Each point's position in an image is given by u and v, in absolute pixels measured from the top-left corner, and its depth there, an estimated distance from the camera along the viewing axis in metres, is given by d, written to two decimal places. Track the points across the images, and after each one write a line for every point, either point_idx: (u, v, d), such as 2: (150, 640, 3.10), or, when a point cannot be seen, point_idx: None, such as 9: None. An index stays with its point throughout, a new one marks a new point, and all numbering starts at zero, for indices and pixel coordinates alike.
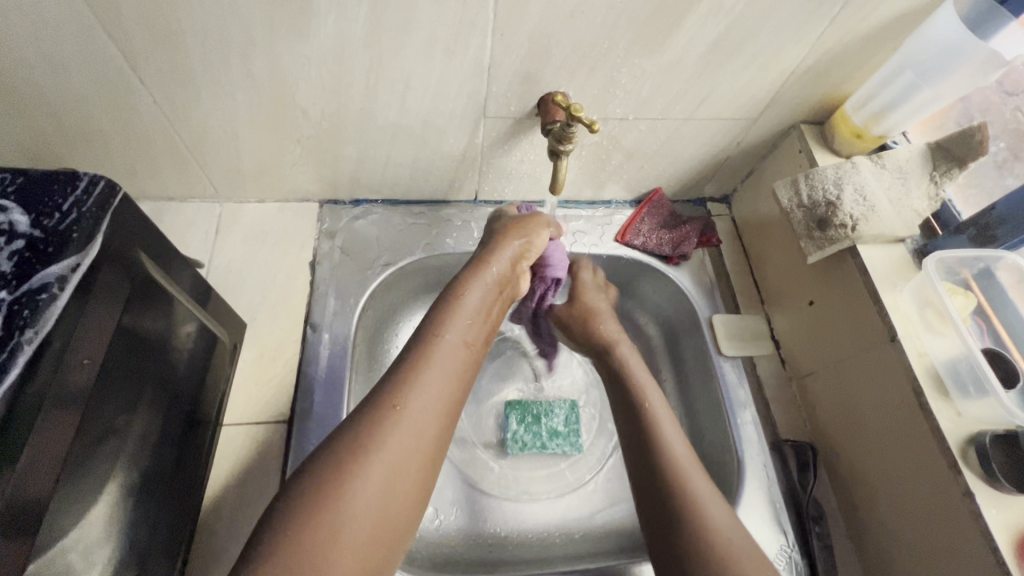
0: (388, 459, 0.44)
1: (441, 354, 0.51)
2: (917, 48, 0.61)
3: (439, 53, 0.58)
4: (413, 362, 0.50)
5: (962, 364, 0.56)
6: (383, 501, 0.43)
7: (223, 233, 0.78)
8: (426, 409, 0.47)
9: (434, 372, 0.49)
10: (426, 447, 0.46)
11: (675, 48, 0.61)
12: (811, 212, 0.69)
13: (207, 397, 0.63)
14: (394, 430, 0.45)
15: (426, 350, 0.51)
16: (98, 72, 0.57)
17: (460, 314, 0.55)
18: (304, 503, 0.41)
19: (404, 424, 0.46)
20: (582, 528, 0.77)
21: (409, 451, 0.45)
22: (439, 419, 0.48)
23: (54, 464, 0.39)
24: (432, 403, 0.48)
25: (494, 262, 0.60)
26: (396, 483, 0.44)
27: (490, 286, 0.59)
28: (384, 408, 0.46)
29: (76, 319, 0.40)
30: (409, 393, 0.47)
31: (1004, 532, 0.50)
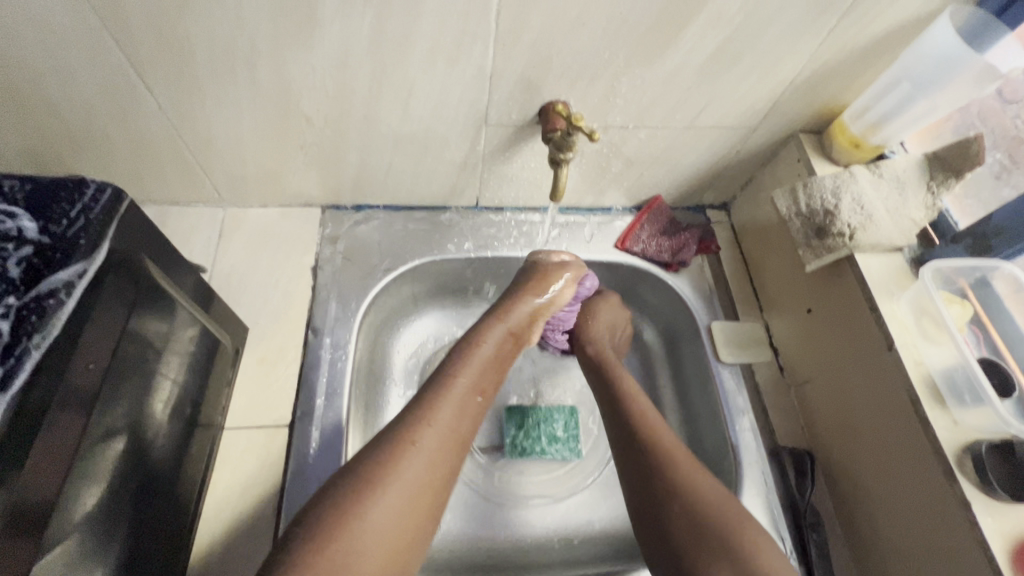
0: (405, 489, 0.48)
1: (456, 394, 0.55)
2: (912, 61, 0.61)
3: (442, 62, 0.59)
4: (432, 400, 0.53)
5: (959, 373, 0.57)
6: (402, 524, 0.47)
7: (226, 238, 0.78)
8: (441, 443, 0.51)
9: (448, 412, 0.53)
10: (434, 479, 0.50)
11: (675, 58, 0.61)
12: (809, 220, 0.70)
13: (209, 401, 0.63)
14: (411, 457, 0.49)
15: (443, 387, 0.55)
16: (106, 77, 0.57)
17: (479, 355, 0.59)
18: (321, 531, 0.44)
19: (420, 455, 0.49)
20: (581, 533, 0.77)
21: (417, 490, 0.48)
22: (449, 455, 0.52)
23: (60, 463, 0.40)
24: (446, 443, 0.52)
25: (510, 315, 0.64)
26: (408, 516, 0.47)
27: (506, 335, 0.63)
28: (400, 442, 0.49)
29: (84, 322, 0.41)
30: (426, 429, 0.51)
31: (1000, 539, 0.51)
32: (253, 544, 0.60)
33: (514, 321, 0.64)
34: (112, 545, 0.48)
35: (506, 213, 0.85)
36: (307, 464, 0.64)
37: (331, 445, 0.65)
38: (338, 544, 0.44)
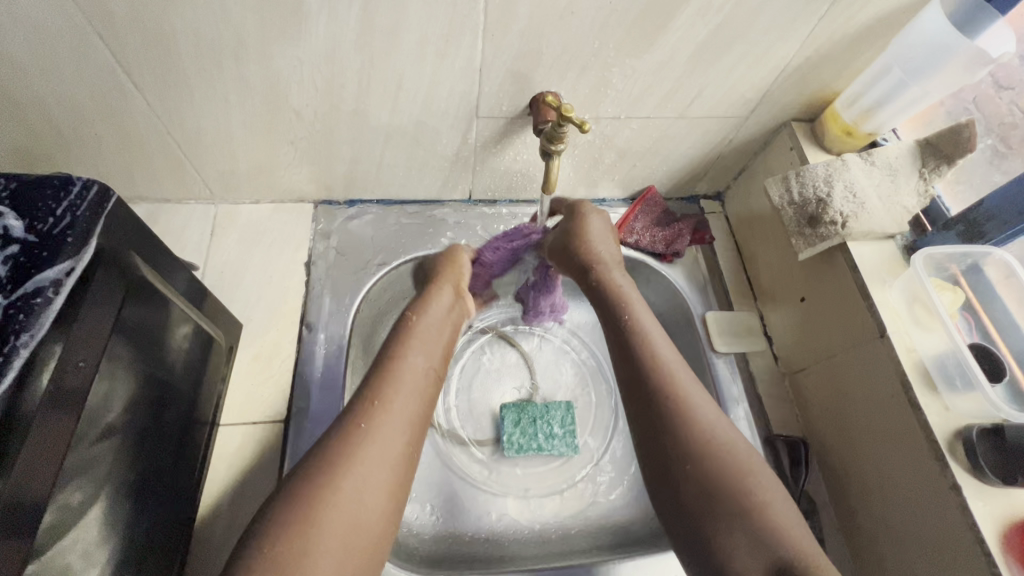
0: (360, 476, 0.45)
1: (406, 372, 0.53)
2: (904, 46, 0.61)
3: (431, 55, 0.59)
4: (384, 383, 0.51)
5: (950, 359, 0.57)
6: (371, 505, 0.45)
7: (219, 235, 0.78)
8: (397, 426, 0.49)
9: (404, 400, 0.51)
10: (395, 459, 0.48)
11: (666, 47, 0.61)
12: (802, 209, 0.70)
13: (204, 396, 0.63)
14: (365, 442, 0.47)
15: (390, 372, 0.52)
16: (91, 72, 0.56)
17: (426, 336, 0.57)
18: (286, 522, 0.42)
19: (375, 438, 0.47)
20: (578, 524, 0.78)
21: (377, 473, 0.46)
22: (407, 434, 0.50)
23: (53, 454, 0.40)
24: (404, 424, 0.50)
25: (442, 289, 0.63)
26: (370, 502, 0.45)
27: (445, 310, 0.61)
28: (351, 427, 0.48)
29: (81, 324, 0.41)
30: (376, 411, 0.49)
31: (991, 524, 0.51)
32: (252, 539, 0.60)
33: (446, 296, 0.63)
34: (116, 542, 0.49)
35: (499, 206, 0.85)
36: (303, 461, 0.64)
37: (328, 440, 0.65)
38: (294, 545, 0.41)
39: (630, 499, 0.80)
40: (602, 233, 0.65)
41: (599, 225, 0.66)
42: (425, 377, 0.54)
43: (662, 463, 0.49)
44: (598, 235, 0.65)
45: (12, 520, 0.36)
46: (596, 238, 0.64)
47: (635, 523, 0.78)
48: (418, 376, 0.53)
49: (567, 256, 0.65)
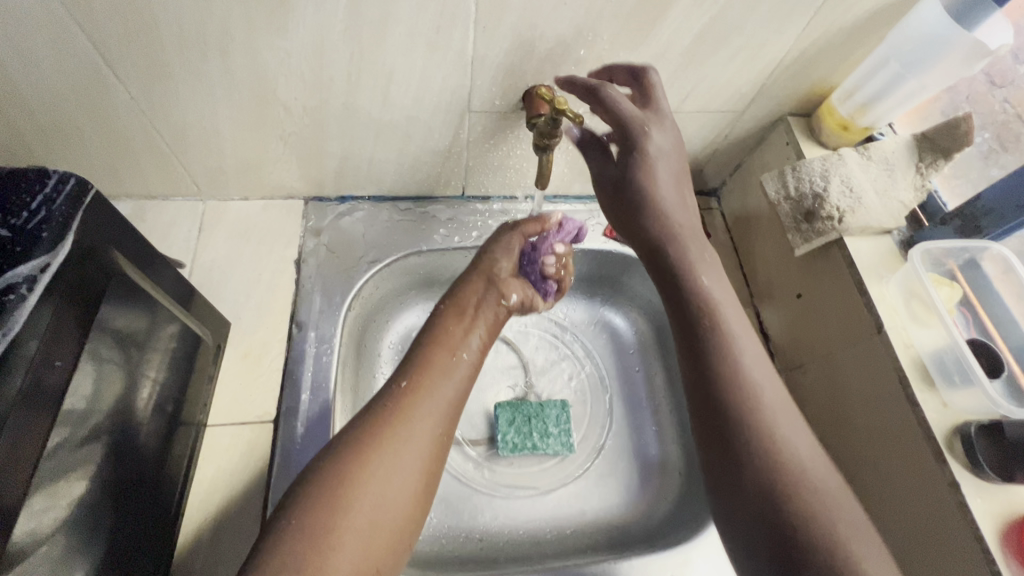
0: (393, 452, 0.47)
1: (442, 360, 0.56)
2: (900, 40, 0.60)
3: (421, 47, 0.58)
4: (419, 369, 0.54)
5: (948, 355, 0.57)
6: (393, 498, 0.45)
7: (206, 232, 0.76)
8: (429, 407, 0.51)
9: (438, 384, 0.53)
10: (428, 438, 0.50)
11: (660, 40, 0.60)
12: (798, 204, 0.69)
13: (190, 396, 0.62)
14: (400, 418, 0.49)
15: (426, 362, 0.55)
16: (70, 64, 0.55)
17: (457, 327, 0.60)
18: (316, 494, 0.44)
19: (408, 416, 0.49)
20: (574, 524, 0.77)
21: (409, 453, 0.48)
22: (440, 418, 0.51)
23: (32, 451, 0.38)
24: (436, 405, 0.52)
25: (477, 278, 0.65)
26: (400, 484, 0.46)
27: (480, 302, 0.64)
28: (385, 405, 0.50)
29: (64, 321, 0.40)
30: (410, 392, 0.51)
31: (990, 521, 0.50)
32: (239, 542, 0.59)
33: (478, 289, 0.65)
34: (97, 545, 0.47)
35: (493, 202, 0.84)
36: (293, 461, 0.63)
37: (316, 441, 0.64)
38: (326, 513, 0.43)
39: (625, 499, 0.79)
40: (665, 181, 0.58)
41: (669, 143, 0.57)
42: (457, 363, 0.56)
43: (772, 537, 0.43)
44: (662, 180, 0.57)
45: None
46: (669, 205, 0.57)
47: (630, 523, 0.77)
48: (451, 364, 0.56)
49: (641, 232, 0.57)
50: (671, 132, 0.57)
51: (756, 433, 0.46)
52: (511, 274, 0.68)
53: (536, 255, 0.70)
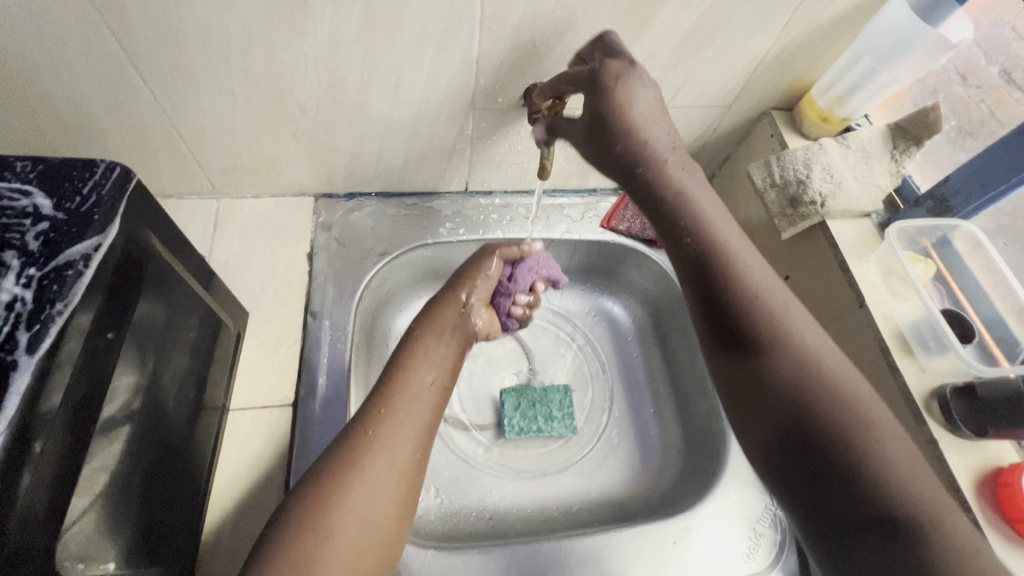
0: (370, 482, 0.50)
1: (414, 387, 0.59)
2: (873, 36, 0.65)
3: (430, 47, 0.62)
4: (391, 396, 0.57)
5: (924, 325, 0.61)
6: (374, 521, 0.49)
7: (221, 228, 0.79)
8: (405, 434, 0.55)
9: (411, 412, 0.57)
10: (405, 464, 0.53)
11: (651, 39, 0.65)
12: (784, 191, 0.73)
13: (214, 381, 0.65)
14: (376, 447, 0.52)
15: (399, 389, 0.58)
16: (99, 66, 0.58)
17: (432, 349, 0.64)
18: (297, 526, 0.46)
19: (383, 444, 0.53)
20: (580, 502, 0.80)
21: (386, 481, 0.51)
22: (414, 444, 0.55)
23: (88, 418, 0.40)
24: (412, 431, 0.55)
25: (453, 302, 0.69)
26: (378, 510, 0.50)
27: (452, 327, 0.68)
28: (361, 433, 0.53)
29: (116, 300, 0.42)
30: (385, 419, 0.55)
31: (966, 473, 0.55)
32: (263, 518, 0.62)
33: (449, 316, 0.68)
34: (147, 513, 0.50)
35: (495, 197, 0.88)
36: (312, 442, 0.66)
37: (334, 422, 0.67)
38: (308, 544, 0.45)
39: (628, 477, 0.83)
40: (654, 120, 0.50)
41: (650, 87, 0.50)
42: (427, 389, 0.60)
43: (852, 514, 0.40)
44: (653, 128, 0.49)
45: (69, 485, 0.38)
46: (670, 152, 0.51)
47: (633, 499, 0.81)
48: (421, 391, 0.59)
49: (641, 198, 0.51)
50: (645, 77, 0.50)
51: (820, 402, 0.43)
52: (482, 302, 0.72)
53: (512, 289, 0.73)
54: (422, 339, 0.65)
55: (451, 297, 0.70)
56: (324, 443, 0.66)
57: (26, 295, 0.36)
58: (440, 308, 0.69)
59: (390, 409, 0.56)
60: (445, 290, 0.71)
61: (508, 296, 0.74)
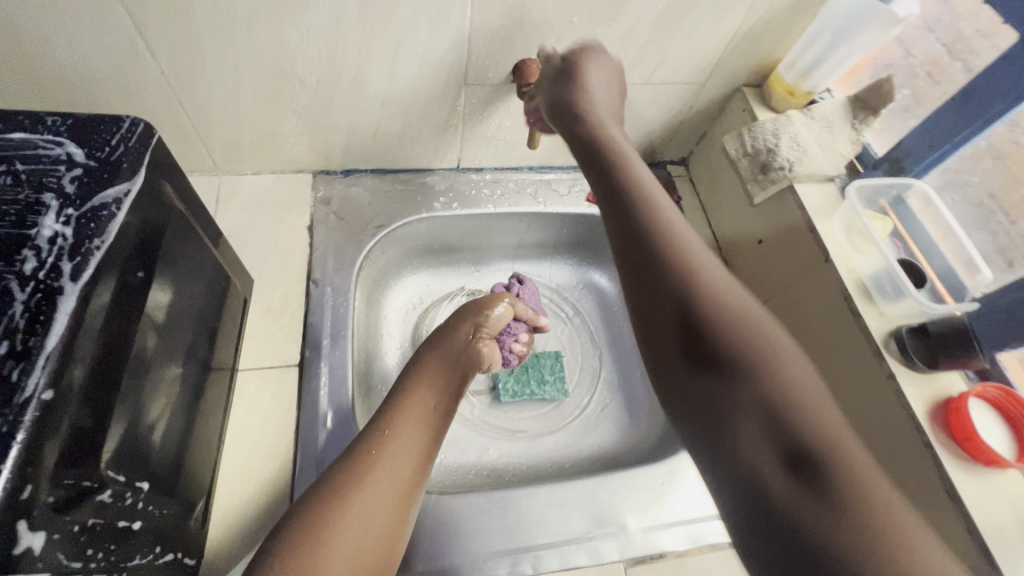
0: (368, 499, 0.50)
1: (416, 410, 0.60)
2: (832, 12, 0.71)
3: (425, 24, 0.66)
4: (394, 417, 0.58)
5: (883, 275, 0.67)
6: (368, 541, 0.48)
7: (223, 203, 0.82)
8: (405, 455, 0.55)
9: (412, 433, 0.57)
10: (403, 482, 0.53)
11: (630, 16, 0.70)
12: (755, 159, 0.80)
13: (224, 343, 0.67)
14: (376, 464, 0.53)
15: (402, 412, 0.59)
16: (109, 39, 0.61)
17: (436, 374, 0.66)
18: (295, 537, 0.46)
19: (383, 461, 0.53)
20: (572, 458, 0.85)
21: (384, 498, 0.51)
22: (415, 465, 0.55)
23: (122, 350, 0.43)
24: (411, 453, 0.56)
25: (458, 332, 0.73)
26: (372, 529, 0.49)
27: (455, 355, 0.70)
28: (362, 452, 0.54)
29: (141, 242, 0.45)
30: (385, 437, 0.56)
31: (921, 402, 0.61)
32: (273, 469, 0.64)
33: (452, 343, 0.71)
34: (168, 455, 0.53)
35: (485, 173, 0.93)
36: (318, 398, 0.69)
37: (338, 381, 0.71)
38: (304, 556, 0.44)
39: (616, 434, 0.88)
40: (599, 89, 0.63)
41: (603, 69, 0.65)
42: (429, 411, 0.61)
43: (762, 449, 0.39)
44: (596, 98, 0.62)
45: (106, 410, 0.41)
46: (615, 135, 0.59)
47: (622, 454, 0.85)
48: (423, 416, 0.60)
49: (586, 156, 0.57)
50: (604, 59, 0.66)
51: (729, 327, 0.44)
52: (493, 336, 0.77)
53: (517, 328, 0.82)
54: (425, 366, 0.67)
55: (472, 326, 0.74)
56: (329, 399, 0.69)
57: (66, 231, 0.39)
58: (450, 334, 0.72)
59: (393, 429, 0.57)
60: (451, 321, 0.75)
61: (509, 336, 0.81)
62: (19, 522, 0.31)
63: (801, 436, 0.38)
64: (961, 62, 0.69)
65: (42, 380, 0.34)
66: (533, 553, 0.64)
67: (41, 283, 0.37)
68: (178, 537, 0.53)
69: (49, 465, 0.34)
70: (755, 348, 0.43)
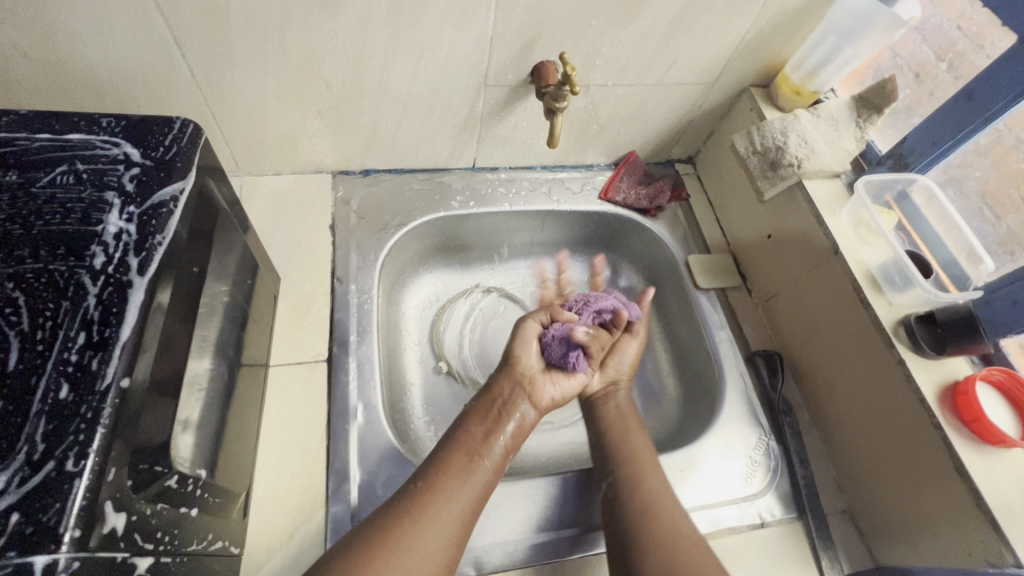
0: (410, 561, 0.52)
1: (465, 471, 0.61)
2: (838, 15, 0.75)
3: (449, 28, 0.68)
4: (442, 475, 0.60)
5: (892, 265, 0.70)
6: None
7: (245, 203, 0.84)
8: (449, 517, 0.57)
9: (458, 494, 0.59)
10: (444, 546, 0.55)
11: (646, 19, 0.72)
12: (764, 156, 0.83)
13: (255, 339, 0.69)
14: (423, 525, 0.55)
15: (450, 470, 0.60)
16: (144, 42, 0.62)
17: (483, 431, 0.66)
18: None
19: (428, 522, 0.55)
20: (589, 449, 0.87)
21: (425, 561, 0.53)
22: (457, 528, 0.57)
23: (179, 341, 0.44)
24: (455, 516, 0.57)
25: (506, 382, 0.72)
26: None
27: (503, 408, 0.70)
28: (410, 509, 0.56)
29: (193, 239, 0.47)
30: (433, 496, 0.57)
31: (929, 386, 0.64)
32: (306, 461, 0.66)
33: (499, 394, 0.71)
34: (210, 448, 0.54)
35: (500, 172, 0.95)
36: (347, 392, 0.71)
37: (366, 375, 0.72)
38: None
39: None
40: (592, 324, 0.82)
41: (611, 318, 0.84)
42: (479, 470, 0.62)
43: (617, 499, 0.64)
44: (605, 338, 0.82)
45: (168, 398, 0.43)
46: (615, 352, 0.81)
47: None
48: (471, 476, 0.61)
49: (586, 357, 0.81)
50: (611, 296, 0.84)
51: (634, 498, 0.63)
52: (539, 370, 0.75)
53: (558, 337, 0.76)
54: (468, 418, 0.68)
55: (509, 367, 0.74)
56: (358, 393, 0.71)
57: (131, 227, 0.41)
58: (495, 381, 0.73)
59: (438, 488, 0.58)
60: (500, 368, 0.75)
61: (557, 351, 0.75)
62: (103, 504, 0.33)
63: (637, 485, 0.64)
64: (954, 64, 0.72)
65: (119, 368, 0.35)
66: (547, 542, 0.66)
67: (112, 276, 0.38)
68: (223, 525, 0.54)
69: (126, 449, 0.36)
70: (644, 509, 0.61)
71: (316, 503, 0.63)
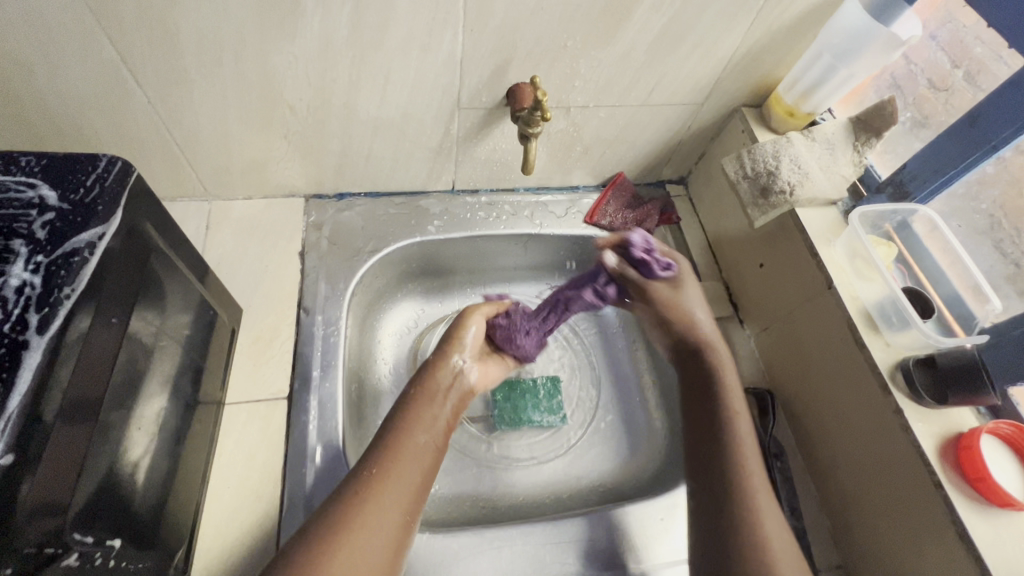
0: (354, 547, 0.49)
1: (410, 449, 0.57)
2: (830, 34, 0.70)
3: (415, 51, 0.65)
4: (389, 453, 0.56)
5: (887, 302, 0.65)
6: None
7: (213, 229, 0.81)
8: (395, 499, 0.53)
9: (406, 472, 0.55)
10: (392, 527, 0.52)
11: (625, 40, 0.68)
12: (754, 181, 0.77)
13: (212, 376, 0.66)
14: (365, 509, 0.51)
15: (395, 449, 0.57)
16: (95, 70, 0.60)
17: (427, 410, 0.62)
18: None
19: (373, 503, 0.52)
20: (570, 488, 0.82)
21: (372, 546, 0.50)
22: (404, 506, 0.54)
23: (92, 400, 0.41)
24: (402, 496, 0.54)
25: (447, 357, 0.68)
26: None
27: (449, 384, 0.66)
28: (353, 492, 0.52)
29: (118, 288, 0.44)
30: (380, 477, 0.54)
31: (929, 438, 0.58)
32: (259, 507, 0.62)
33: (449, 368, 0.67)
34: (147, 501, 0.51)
35: (481, 195, 0.91)
36: (307, 431, 0.67)
37: (327, 414, 0.69)
38: None
39: (615, 463, 0.85)
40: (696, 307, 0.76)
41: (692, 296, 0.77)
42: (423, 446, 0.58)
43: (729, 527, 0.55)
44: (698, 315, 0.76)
45: (67, 463, 0.40)
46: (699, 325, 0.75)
47: (620, 484, 0.83)
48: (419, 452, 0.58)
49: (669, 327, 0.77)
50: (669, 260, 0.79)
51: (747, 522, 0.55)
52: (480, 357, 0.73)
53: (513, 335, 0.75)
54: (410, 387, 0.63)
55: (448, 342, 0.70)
56: (319, 433, 0.67)
57: (35, 280, 0.38)
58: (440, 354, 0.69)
59: (382, 469, 0.55)
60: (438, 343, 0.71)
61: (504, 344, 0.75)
62: None
63: (748, 511, 0.56)
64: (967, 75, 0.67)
65: (4, 444, 0.33)
66: None
67: (6, 336, 0.36)
68: None
69: None
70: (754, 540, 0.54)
71: (268, 552, 0.60)
